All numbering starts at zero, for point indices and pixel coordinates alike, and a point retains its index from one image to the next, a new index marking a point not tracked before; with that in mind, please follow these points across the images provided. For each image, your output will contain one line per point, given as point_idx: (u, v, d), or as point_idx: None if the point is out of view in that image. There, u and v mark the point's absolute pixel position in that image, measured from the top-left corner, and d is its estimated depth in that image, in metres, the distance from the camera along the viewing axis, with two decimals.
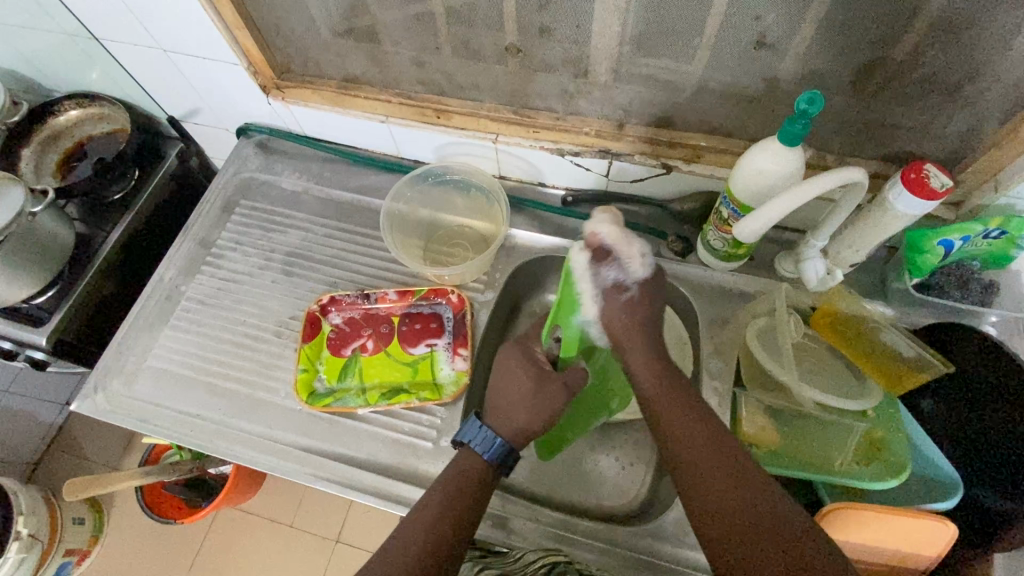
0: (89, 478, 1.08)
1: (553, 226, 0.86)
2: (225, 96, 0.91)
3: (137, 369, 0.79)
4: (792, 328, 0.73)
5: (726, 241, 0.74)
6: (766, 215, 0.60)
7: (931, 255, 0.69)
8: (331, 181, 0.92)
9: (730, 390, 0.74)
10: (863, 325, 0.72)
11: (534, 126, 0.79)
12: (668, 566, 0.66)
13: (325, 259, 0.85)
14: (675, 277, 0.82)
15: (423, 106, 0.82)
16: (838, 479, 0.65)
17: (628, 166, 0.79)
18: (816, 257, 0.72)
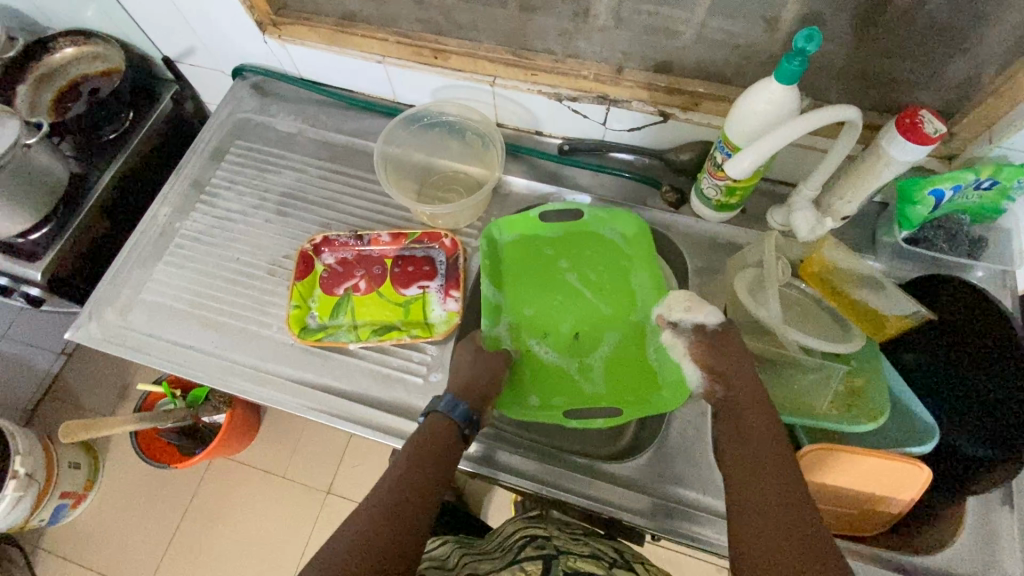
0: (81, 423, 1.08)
1: (549, 174, 0.86)
2: (220, 34, 0.89)
3: (131, 302, 0.79)
4: (780, 273, 0.72)
5: (719, 189, 0.74)
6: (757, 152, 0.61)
7: (921, 206, 0.69)
8: (327, 125, 0.92)
9: None
10: (848, 277, 0.73)
11: (532, 69, 0.78)
12: (647, 498, 0.68)
13: (319, 201, 0.85)
14: (669, 227, 0.82)
15: (421, 46, 0.80)
16: (816, 421, 0.67)
17: (625, 113, 0.79)
18: (807, 207, 0.72)
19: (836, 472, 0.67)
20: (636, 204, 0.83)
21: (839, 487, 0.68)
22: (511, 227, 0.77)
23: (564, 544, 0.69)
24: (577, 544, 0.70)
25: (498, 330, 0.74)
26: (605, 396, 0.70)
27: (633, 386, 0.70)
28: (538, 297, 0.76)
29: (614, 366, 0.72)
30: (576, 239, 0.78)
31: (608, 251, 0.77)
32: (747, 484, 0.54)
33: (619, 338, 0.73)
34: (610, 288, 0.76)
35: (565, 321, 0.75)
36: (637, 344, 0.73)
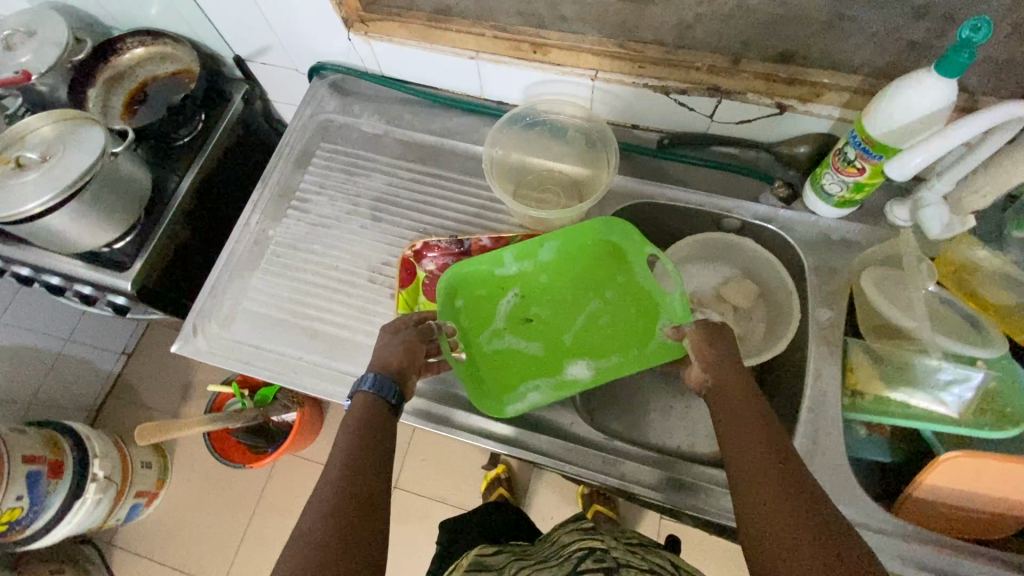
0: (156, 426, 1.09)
1: (648, 170, 0.84)
2: (301, 32, 0.86)
3: (233, 313, 0.78)
4: (923, 277, 0.70)
5: (845, 185, 0.70)
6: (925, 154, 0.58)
7: None
8: (412, 124, 0.89)
9: (842, 340, 0.72)
10: (987, 278, 0.71)
11: (640, 62, 0.74)
12: None
13: (413, 204, 0.83)
14: (779, 225, 0.79)
15: (520, 41, 0.77)
16: (948, 427, 0.66)
17: (737, 107, 0.75)
18: (939, 203, 0.68)
19: (970, 477, 0.66)
20: (743, 200, 0.81)
21: (972, 492, 0.66)
22: (594, 229, 0.76)
23: (622, 558, 0.64)
24: (639, 557, 0.65)
25: (506, 262, 0.77)
26: (484, 365, 0.74)
27: (486, 374, 0.73)
28: (565, 267, 0.78)
29: (504, 361, 0.75)
30: (632, 297, 0.76)
31: (641, 332, 0.74)
32: (771, 540, 0.46)
33: (539, 353, 0.75)
34: (600, 338, 0.75)
35: (554, 294, 0.77)
36: (546, 377, 0.74)
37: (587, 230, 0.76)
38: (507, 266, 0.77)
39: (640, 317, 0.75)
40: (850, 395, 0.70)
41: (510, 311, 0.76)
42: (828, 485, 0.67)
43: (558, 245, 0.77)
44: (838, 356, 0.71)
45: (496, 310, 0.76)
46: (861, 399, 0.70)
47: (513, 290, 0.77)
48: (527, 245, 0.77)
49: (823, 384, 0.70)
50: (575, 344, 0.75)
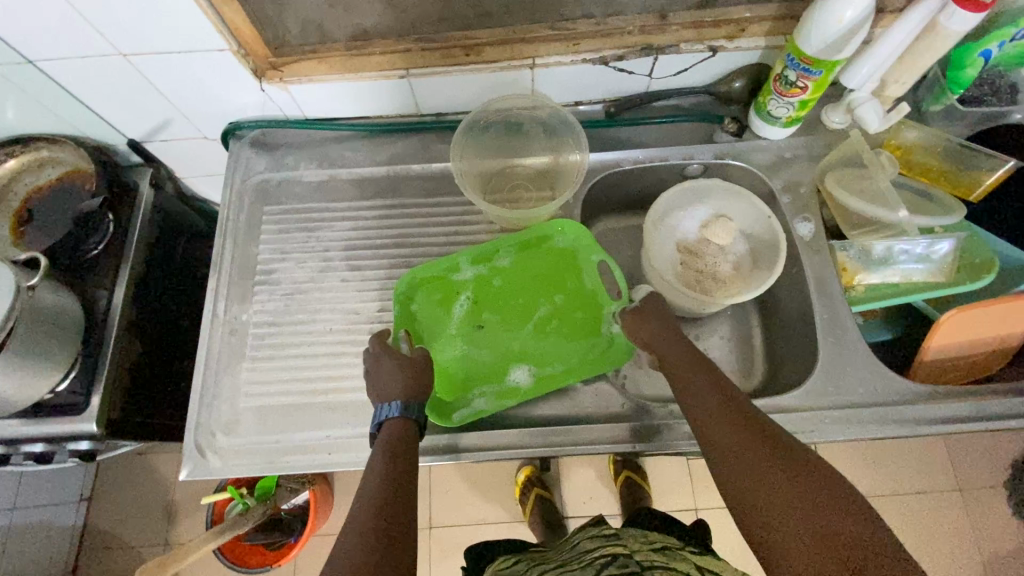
0: (161, 560, 0.98)
1: (605, 141, 0.85)
2: (206, 95, 0.78)
3: (234, 415, 0.71)
4: (886, 168, 0.75)
5: (791, 106, 0.75)
6: (869, 62, 0.70)
7: (972, 68, 0.73)
8: (357, 160, 0.84)
9: (828, 244, 0.77)
10: (925, 153, 0.78)
11: (574, 39, 0.74)
12: (832, 412, 0.70)
13: (388, 241, 0.79)
14: (739, 158, 0.83)
15: (449, 47, 0.74)
16: (938, 293, 0.74)
17: (674, 59, 0.77)
18: (869, 100, 0.75)
19: (965, 327, 0.74)
20: (700, 144, 0.84)
21: (967, 339, 0.75)
22: (547, 234, 0.77)
23: (646, 560, 0.61)
24: (665, 558, 0.62)
25: (460, 267, 0.75)
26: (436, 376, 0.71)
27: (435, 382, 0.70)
28: (519, 266, 0.76)
29: (456, 369, 0.71)
30: (585, 301, 0.75)
31: (592, 338, 0.73)
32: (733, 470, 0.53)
33: (486, 359, 0.71)
34: (555, 340, 0.73)
35: (505, 294, 0.75)
36: (496, 384, 0.71)
37: (536, 236, 0.77)
38: (462, 271, 0.75)
39: (589, 319, 0.74)
40: (846, 291, 0.76)
41: (461, 319, 0.73)
42: (863, 378, 0.72)
43: (508, 247, 0.76)
44: (830, 260, 0.77)
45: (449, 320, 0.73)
46: (857, 292, 0.76)
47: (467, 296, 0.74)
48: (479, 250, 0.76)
49: (825, 289, 0.76)
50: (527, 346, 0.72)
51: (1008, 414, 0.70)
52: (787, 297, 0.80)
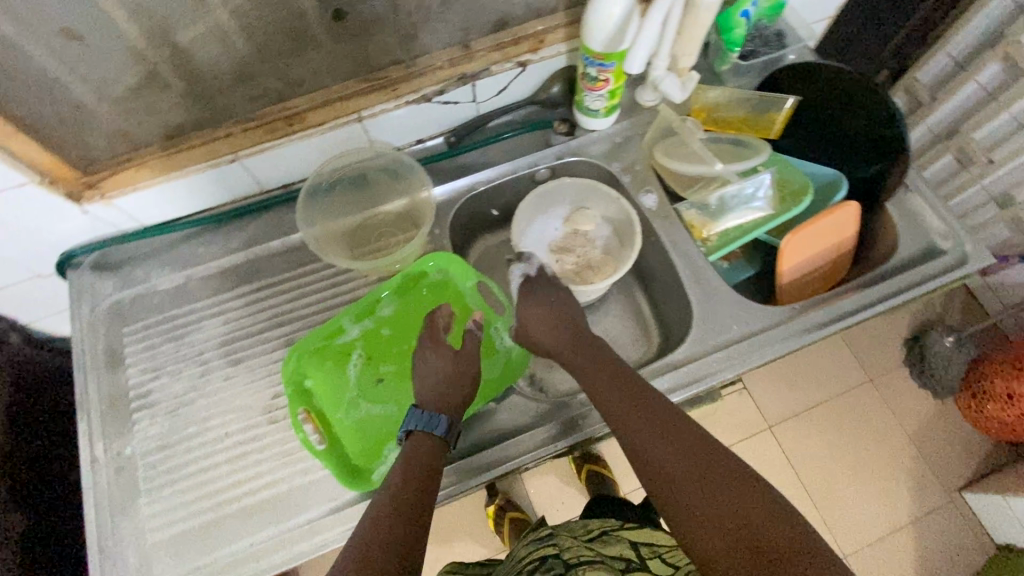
0: None
1: (454, 170, 0.88)
2: (23, 234, 0.73)
3: (142, 557, 0.66)
4: (693, 131, 0.85)
5: (603, 98, 0.82)
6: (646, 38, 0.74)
7: (738, 28, 0.83)
8: (212, 253, 0.81)
9: (673, 209, 0.85)
10: (726, 107, 0.88)
11: (391, 85, 0.77)
12: (718, 355, 0.77)
13: (265, 324, 0.77)
14: (578, 153, 0.89)
15: (272, 122, 0.75)
16: (771, 223, 0.82)
17: (490, 81, 0.82)
18: (665, 75, 0.84)
19: (803, 245, 0.82)
20: (540, 150, 0.89)
21: (809, 254, 0.83)
22: (421, 272, 0.76)
23: (573, 555, 0.64)
24: (595, 550, 0.66)
25: (346, 327, 0.73)
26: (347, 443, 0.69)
27: (347, 448, 0.68)
28: (403, 310, 0.77)
29: (366, 429, 0.71)
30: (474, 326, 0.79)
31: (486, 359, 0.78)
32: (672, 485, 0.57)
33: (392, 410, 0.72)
34: None
35: (396, 341, 0.76)
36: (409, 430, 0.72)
37: (411, 277, 0.76)
38: (350, 329, 0.73)
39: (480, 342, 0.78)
40: (700, 244, 0.84)
41: (359, 378, 0.73)
42: (735, 315, 0.79)
43: (390, 293, 0.75)
44: (678, 222, 0.84)
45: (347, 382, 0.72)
46: (710, 242, 0.84)
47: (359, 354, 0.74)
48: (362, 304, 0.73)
49: (681, 247, 0.83)
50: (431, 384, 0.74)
51: (859, 308, 0.79)
52: (656, 263, 0.87)
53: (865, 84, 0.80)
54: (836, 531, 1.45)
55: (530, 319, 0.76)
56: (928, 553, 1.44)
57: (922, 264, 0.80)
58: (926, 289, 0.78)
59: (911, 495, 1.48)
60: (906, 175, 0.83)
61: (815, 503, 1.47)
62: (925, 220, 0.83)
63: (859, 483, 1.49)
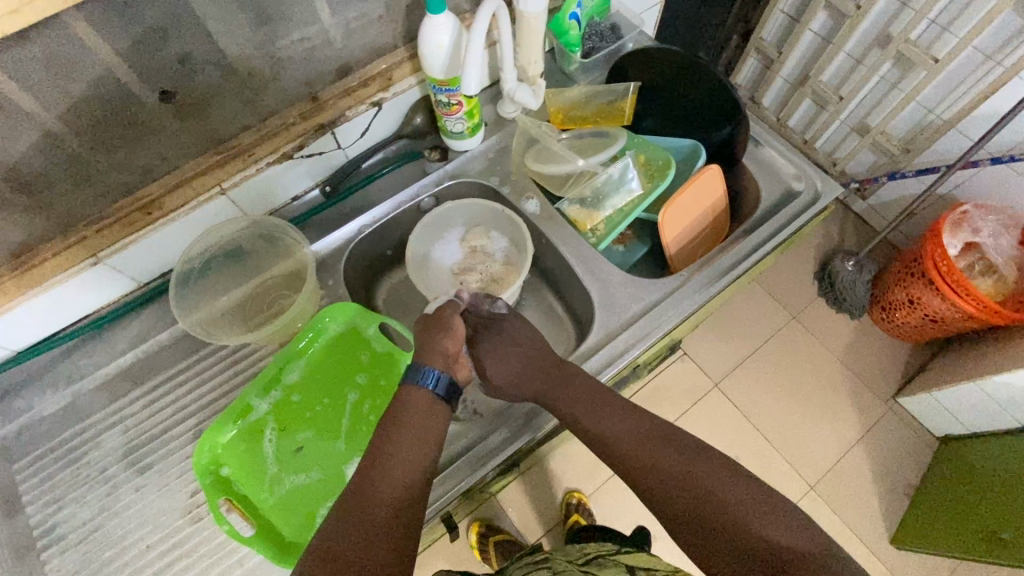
0: None
1: (337, 218, 0.88)
2: None
3: None
4: (552, 133, 0.88)
5: (463, 120, 0.84)
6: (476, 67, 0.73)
7: (572, 30, 0.89)
8: (98, 362, 0.77)
9: (555, 209, 0.89)
10: (581, 105, 0.93)
11: (246, 151, 0.76)
12: (625, 334, 0.80)
13: (169, 421, 0.74)
14: (456, 176, 0.91)
15: (127, 214, 0.71)
16: (645, 202, 0.87)
17: (349, 126, 0.83)
18: (517, 86, 0.87)
19: (681, 215, 0.87)
20: (418, 181, 0.90)
21: (688, 222, 0.89)
22: (319, 330, 0.75)
23: None
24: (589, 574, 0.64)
25: (252, 406, 0.71)
26: (276, 523, 0.67)
27: (278, 528, 0.67)
28: (310, 371, 0.75)
29: (294, 503, 0.68)
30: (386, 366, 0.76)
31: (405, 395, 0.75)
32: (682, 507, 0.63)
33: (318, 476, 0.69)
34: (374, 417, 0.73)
35: (309, 404, 0.73)
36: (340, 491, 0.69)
37: (309, 338, 0.74)
38: (257, 407, 0.71)
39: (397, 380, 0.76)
40: (588, 236, 0.88)
41: (278, 453, 0.70)
42: (633, 294, 0.82)
43: (292, 359, 0.74)
44: (563, 220, 0.88)
45: (266, 461, 0.70)
46: (597, 232, 0.88)
47: (273, 428, 0.71)
48: (264, 379, 0.72)
49: (569, 242, 0.87)
50: (352, 439, 0.72)
51: (740, 259, 0.84)
52: (553, 262, 0.90)
53: (697, 63, 0.88)
54: (797, 465, 1.52)
55: (497, 366, 0.76)
56: (882, 463, 1.52)
57: (783, 209, 0.86)
58: (792, 230, 0.84)
59: (854, 412, 1.58)
60: (750, 132, 0.90)
61: (773, 444, 1.54)
62: (777, 167, 0.91)
63: (806, 414, 1.57)
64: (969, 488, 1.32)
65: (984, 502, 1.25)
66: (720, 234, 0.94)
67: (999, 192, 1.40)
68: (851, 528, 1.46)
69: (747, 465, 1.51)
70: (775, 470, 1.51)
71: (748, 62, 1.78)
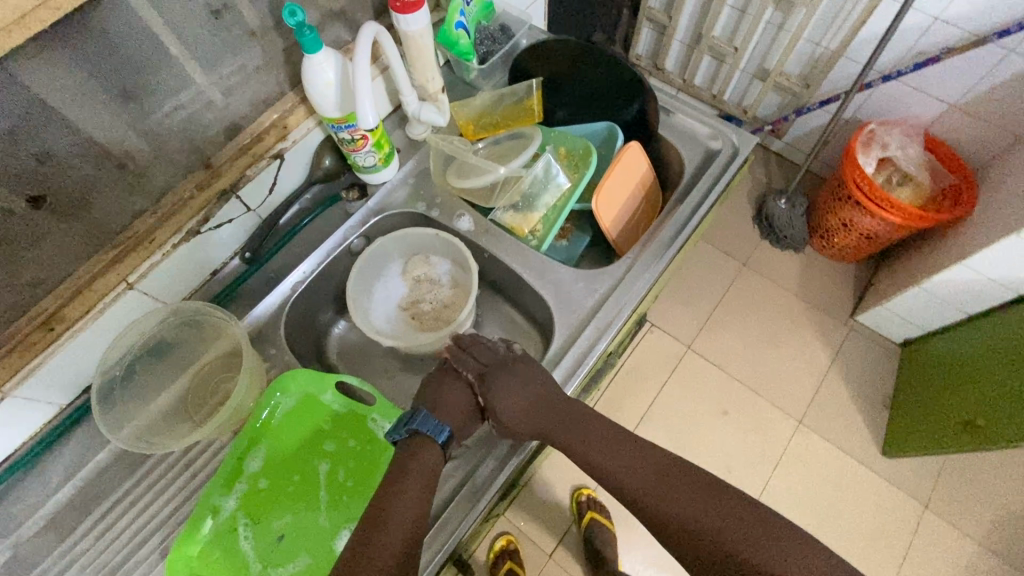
0: None
1: (265, 283, 0.82)
2: None
3: None
4: (465, 145, 0.85)
5: (372, 153, 0.81)
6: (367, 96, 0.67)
7: (462, 39, 0.86)
8: (32, 505, 0.69)
9: (490, 221, 0.87)
10: (489, 111, 0.91)
11: (146, 238, 0.69)
12: (588, 328, 0.78)
13: (130, 547, 0.67)
14: (381, 211, 0.87)
15: (24, 338, 0.63)
16: (576, 193, 0.86)
17: (253, 186, 0.78)
18: (419, 106, 0.83)
19: (614, 197, 0.86)
20: (342, 224, 0.86)
21: (623, 202, 0.88)
22: (271, 408, 0.70)
23: None
24: None
25: (216, 507, 0.65)
26: None
27: None
28: (273, 453, 0.69)
29: None
30: (351, 426, 0.72)
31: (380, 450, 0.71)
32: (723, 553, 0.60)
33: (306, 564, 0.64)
34: (352, 483, 0.69)
35: (279, 489, 0.68)
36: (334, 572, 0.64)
37: (263, 418, 0.69)
38: (222, 507, 0.65)
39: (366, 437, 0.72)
40: (529, 240, 0.86)
41: (257, 552, 0.65)
42: (586, 286, 0.81)
43: (250, 444, 0.68)
44: (500, 229, 0.86)
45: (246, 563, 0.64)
46: (537, 234, 0.86)
47: (245, 527, 0.65)
48: (224, 473, 0.66)
49: (510, 249, 0.85)
50: (334, 512, 0.67)
51: (681, 226, 0.84)
52: (500, 273, 0.88)
53: (596, 54, 0.90)
54: (782, 405, 1.55)
55: (505, 401, 0.69)
56: (858, 382, 1.57)
57: (708, 170, 0.87)
58: (721, 188, 0.86)
59: (823, 339, 1.63)
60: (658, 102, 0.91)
61: (755, 390, 1.57)
62: (691, 128, 0.91)
63: (779, 354, 1.61)
64: (946, 386, 1.36)
65: (962, 397, 1.29)
66: (655, 205, 0.94)
67: (895, 107, 1.48)
68: (846, 451, 1.49)
69: (737, 417, 1.53)
70: (764, 415, 1.54)
71: (643, 32, 1.82)
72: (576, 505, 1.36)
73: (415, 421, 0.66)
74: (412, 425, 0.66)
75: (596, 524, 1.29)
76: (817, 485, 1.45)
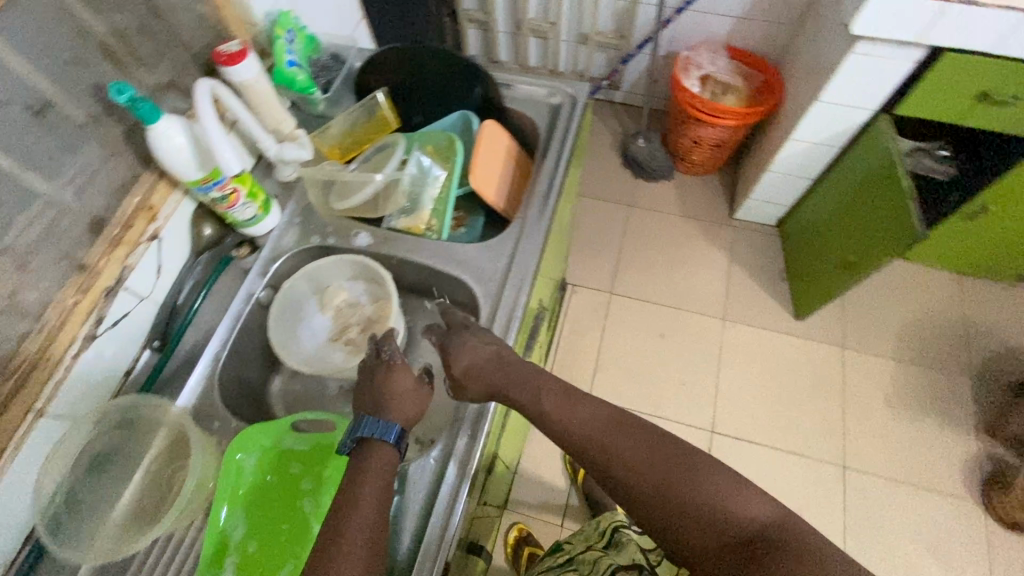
0: None
1: (185, 363, 0.80)
2: None
3: None
4: (337, 168, 0.88)
5: (250, 203, 0.82)
6: (221, 138, 0.70)
7: (298, 75, 0.91)
8: None
9: (385, 229, 0.91)
10: (348, 134, 0.96)
11: (40, 358, 0.66)
12: (506, 290, 0.84)
13: None
14: (276, 257, 0.88)
15: None
16: (457, 177, 0.90)
17: (138, 273, 0.77)
18: (280, 147, 0.87)
19: (487, 171, 0.92)
20: (244, 281, 0.86)
21: (498, 174, 0.95)
22: (235, 472, 0.69)
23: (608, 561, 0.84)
24: (615, 556, 0.85)
25: None
26: None
27: None
28: (254, 514, 0.69)
29: None
30: (323, 457, 0.72)
31: None
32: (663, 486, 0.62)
33: None
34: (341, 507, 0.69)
35: (273, 544, 0.67)
36: None
37: (229, 485, 0.69)
38: None
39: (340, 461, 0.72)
40: (428, 234, 0.90)
41: None
42: (493, 256, 0.87)
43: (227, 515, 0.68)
44: (396, 234, 0.90)
45: None
46: (434, 226, 0.90)
47: None
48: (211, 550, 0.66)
49: (413, 249, 0.89)
50: None
51: (554, 176, 0.92)
52: (411, 274, 0.92)
53: (423, 51, 0.97)
54: (706, 311, 1.71)
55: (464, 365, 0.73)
56: (755, 268, 1.77)
57: (558, 123, 0.97)
58: (575, 133, 0.95)
59: (716, 244, 1.82)
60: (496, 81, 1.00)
61: (678, 307, 1.72)
62: (531, 94, 1.01)
63: (687, 269, 1.78)
64: (820, 243, 1.56)
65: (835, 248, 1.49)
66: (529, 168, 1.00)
67: (698, 33, 1.70)
68: (770, 328, 1.67)
69: (673, 336, 1.67)
70: (692, 326, 1.69)
71: (470, 33, 1.96)
72: (568, 466, 1.43)
73: (360, 428, 0.65)
74: (358, 433, 0.65)
75: (591, 478, 1.38)
76: (758, 365, 1.62)
